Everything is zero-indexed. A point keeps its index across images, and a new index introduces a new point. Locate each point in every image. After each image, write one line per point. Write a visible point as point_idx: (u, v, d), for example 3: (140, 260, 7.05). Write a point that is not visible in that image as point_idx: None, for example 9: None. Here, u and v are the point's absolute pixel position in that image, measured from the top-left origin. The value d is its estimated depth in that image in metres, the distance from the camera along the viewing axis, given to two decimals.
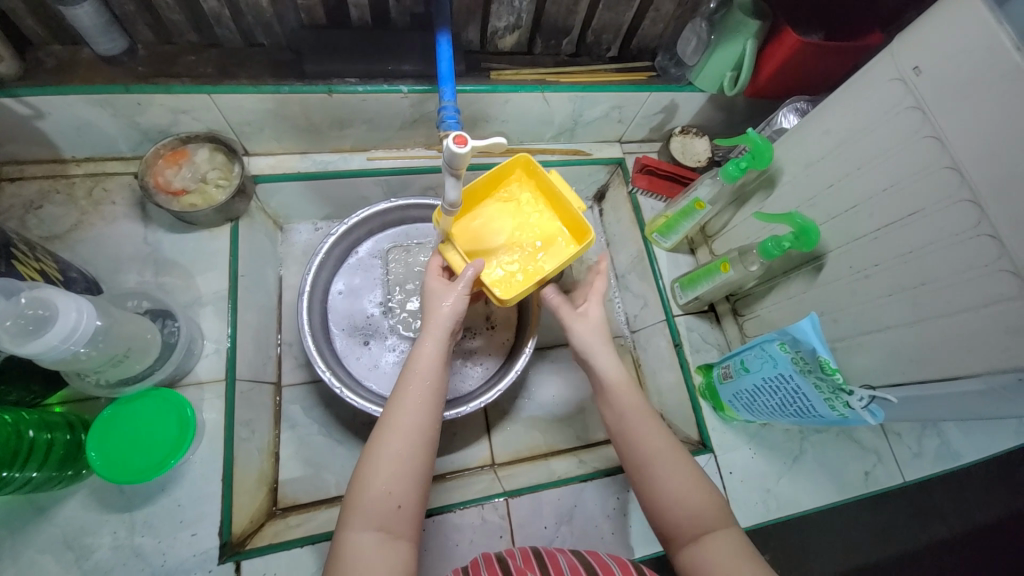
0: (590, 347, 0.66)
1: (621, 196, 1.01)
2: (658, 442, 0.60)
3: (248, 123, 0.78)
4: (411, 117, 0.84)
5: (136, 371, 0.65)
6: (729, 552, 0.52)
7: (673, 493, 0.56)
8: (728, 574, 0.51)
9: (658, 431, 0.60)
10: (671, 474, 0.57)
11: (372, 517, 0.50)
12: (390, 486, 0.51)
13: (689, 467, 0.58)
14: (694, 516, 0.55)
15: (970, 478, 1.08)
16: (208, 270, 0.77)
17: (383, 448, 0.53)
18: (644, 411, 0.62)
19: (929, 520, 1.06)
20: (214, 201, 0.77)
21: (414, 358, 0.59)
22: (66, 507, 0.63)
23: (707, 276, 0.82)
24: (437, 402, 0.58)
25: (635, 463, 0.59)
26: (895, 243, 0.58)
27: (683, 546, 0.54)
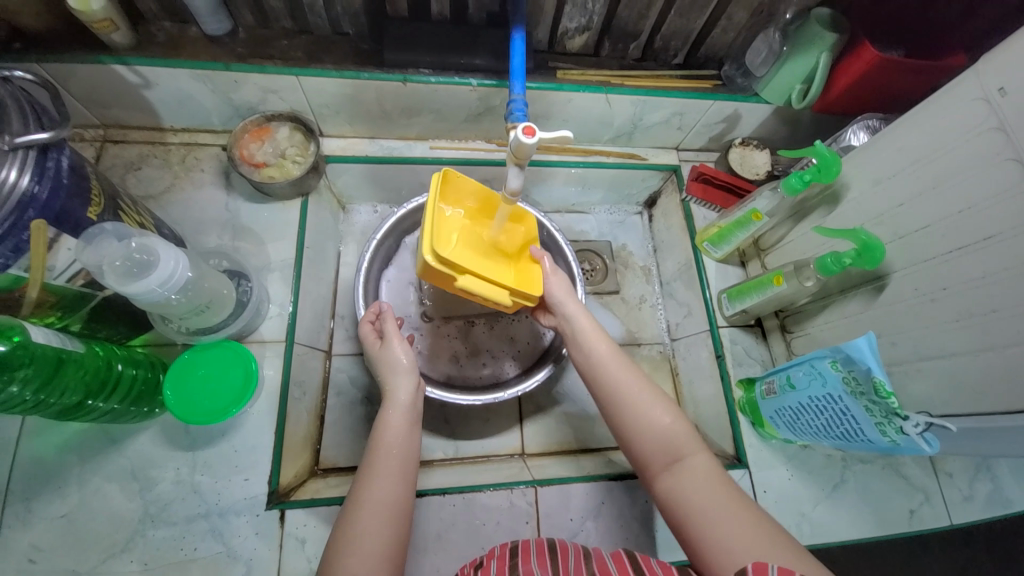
0: (559, 297, 0.70)
1: (674, 203, 1.01)
2: (628, 380, 0.62)
3: (326, 106, 0.84)
4: (477, 110, 0.87)
5: (211, 323, 0.72)
6: (700, 478, 0.55)
7: (647, 429, 0.59)
8: (700, 500, 0.53)
9: (626, 372, 0.63)
10: (642, 412, 0.60)
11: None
12: (369, 551, 0.51)
13: (658, 403, 0.61)
14: (665, 442, 0.58)
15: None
16: (278, 239, 0.83)
17: (359, 528, 0.53)
18: (609, 347, 0.65)
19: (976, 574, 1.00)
20: (288, 175, 0.83)
21: (379, 430, 0.61)
22: (138, 439, 0.70)
23: (757, 289, 0.81)
24: (407, 474, 0.59)
25: (607, 401, 0.62)
26: (968, 267, 0.56)
27: (659, 474, 0.57)
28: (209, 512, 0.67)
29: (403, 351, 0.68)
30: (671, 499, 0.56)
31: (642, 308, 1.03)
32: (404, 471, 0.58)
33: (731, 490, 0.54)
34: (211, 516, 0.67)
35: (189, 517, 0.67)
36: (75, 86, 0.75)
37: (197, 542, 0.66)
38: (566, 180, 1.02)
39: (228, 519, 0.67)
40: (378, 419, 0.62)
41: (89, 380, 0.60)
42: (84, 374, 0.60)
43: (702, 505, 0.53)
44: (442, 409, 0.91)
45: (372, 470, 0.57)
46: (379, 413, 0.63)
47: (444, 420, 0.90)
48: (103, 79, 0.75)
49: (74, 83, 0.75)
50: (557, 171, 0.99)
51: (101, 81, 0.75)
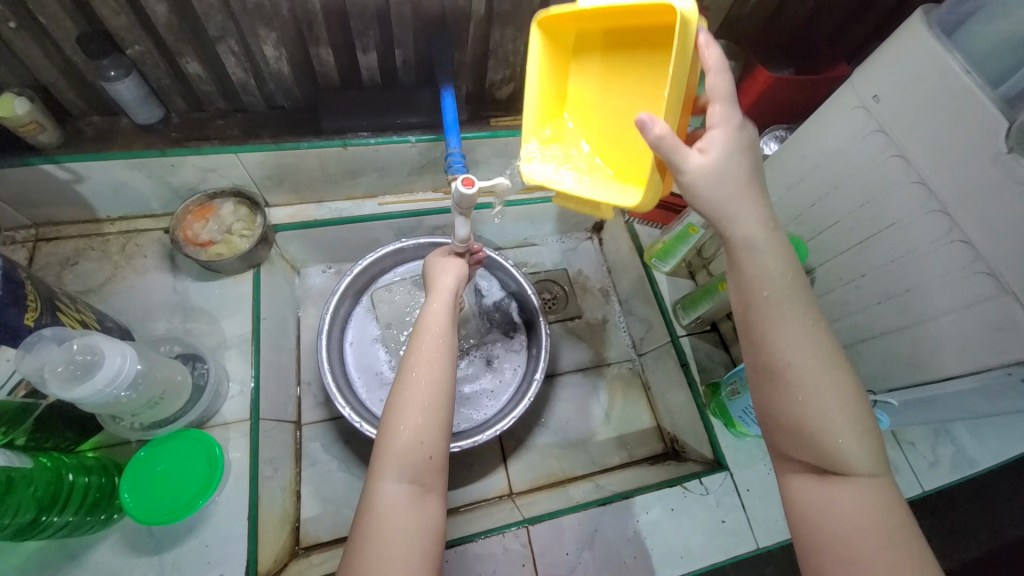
0: (707, 182, 0.49)
1: (619, 225, 1.07)
2: (818, 368, 0.47)
3: (269, 177, 0.85)
4: (419, 164, 0.91)
5: (167, 415, 0.68)
6: (866, 498, 0.45)
7: (826, 441, 0.46)
8: (860, 521, 0.44)
9: (818, 356, 0.47)
10: (827, 427, 0.46)
11: (407, 468, 0.51)
12: (411, 443, 0.52)
13: (854, 407, 0.47)
14: (835, 451, 0.46)
15: (993, 490, 1.07)
16: (232, 314, 0.82)
17: (411, 410, 0.53)
18: (790, 313, 0.48)
19: (956, 534, 1.05)
20: (238, 250, 0.82)
21: (418, 332, 0.59)
22: (97, 551, 0.64)
23: (706, 296, 0.86)
24: (445, 386, 0.56)
25: (777, 385, 0.48)
26: (879, 253, 0.62)
27: (808, 474, 0.47)
28: None
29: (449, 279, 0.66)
30: (811, 502, 0.47)
31: (606, 328, 1.06)
32: (446, 354, 0.57)
33: (897, 520, 0.44)
34: None
35: None
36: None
37: None
38: (514, 217, 1.06)
39: None
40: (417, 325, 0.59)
41: (40, 495, 0.56)
42: (34, 490, 0.56)
43: (858, 532, 0.44)
44: None
45: (417, 353, 0.56)
46: (423, 305, 0.62)
47: None
48: (29, 179, 0.73)
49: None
50: (506, 210, 1.03)
51: (29, 182, 0.73)
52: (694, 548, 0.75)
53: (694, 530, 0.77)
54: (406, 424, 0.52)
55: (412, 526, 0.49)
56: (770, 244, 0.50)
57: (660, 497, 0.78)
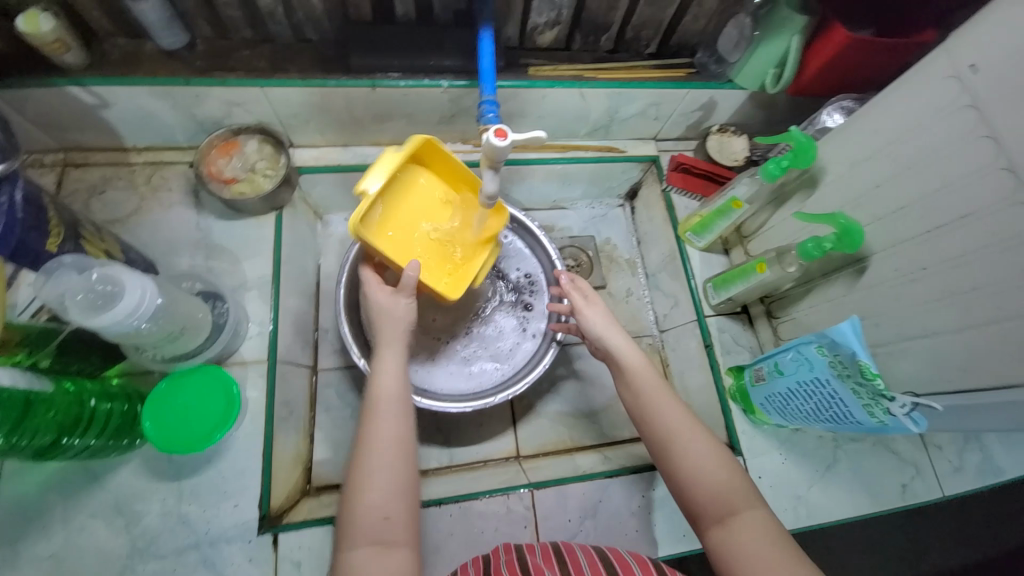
0: (597, 325, 0.67)
1: (655, 194, 1.01)
2: (678, 417, 0.58)
3: (294, 116, 0.82)
4: (450, 112, 0.86)
5: (188, 349, 0.69)
6: (758, 533, 0.50)
7: (709, 493, 0.53)
8: (757, 556, 0.48)
9: (675, 406, 0.59)
10: (705, 476, 0.54)
11: (360, 535, 0.50)
12: (378, 493, 0.52)
13: (710, 444, 0.56)
14: (720, 495, 0.53)
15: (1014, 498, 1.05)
16: (253, 256, 0.81)
17: (367, 479, 0.52)
18: (661, 385, 0.61)
19: (969, 538, 1.04)
20: (260, 189, 0.81)
21: (374, 378, 0.61)
22: (120, 473, 0.68)
23: (741, 277, 0.81)
24: (408, 441, 0.57)
25: (654, 442, 0.58)
26: (947, 246, 0.55)
27: (711, 527, 0.52)
28: (200, 542, 0.66)
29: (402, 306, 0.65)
30: (724, 557, 0.50)
31: (629, 301, 1.03)
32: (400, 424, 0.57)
33: (793, 548, 0.49)
34: (201, 546, 0.65)
35: (179, 548, 0.65)
36: (27, 110, 0.72)
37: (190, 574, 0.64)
38: (546, 177, 1.01)
39: (219, 547, 0.66)
40: (371, 373, 0.61)
41: (61, 419, 0.58)
42: (55, 414, 0.58)
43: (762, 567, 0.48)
44: (433, 417, 0.89)
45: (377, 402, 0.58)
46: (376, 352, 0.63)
47: (436, 428, 0.89)
48: (55, 101, 0.72)
49: (26, 107, 0.71)
50: (537, 169, 0.98)
51: (57, 104, 0.72)
52: None
53: None
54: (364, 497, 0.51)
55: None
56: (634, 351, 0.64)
57: None
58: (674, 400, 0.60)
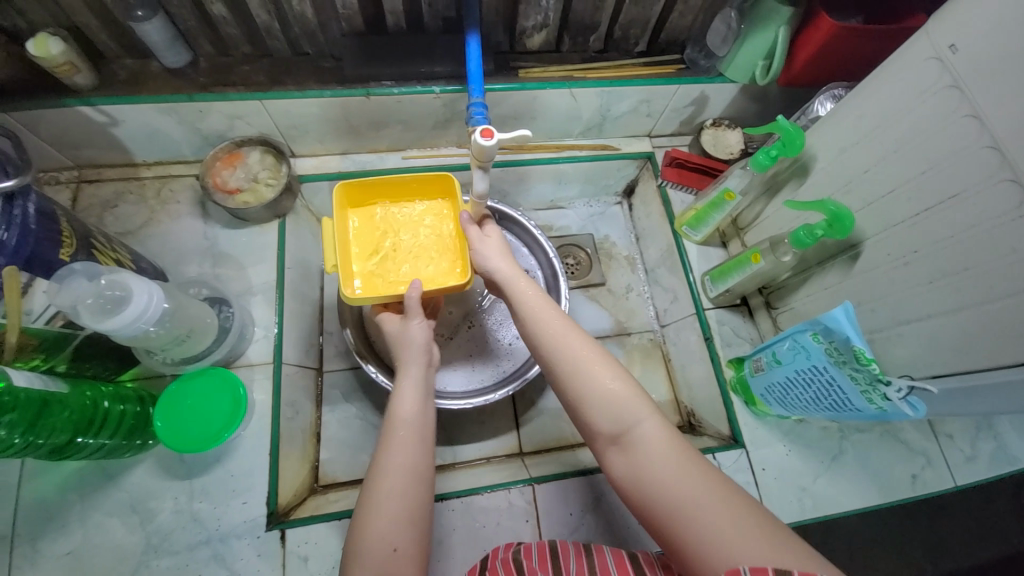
0: (487, 251, 0.68)
1: (651, 189, 1.01)
2: (562, 335, 0.57)
3: (294, 126, 0.84)
4: (444, 117, 0.88)
5: (195, 352, 0.71)
6: (652, 446, 0.49)
7: (601, 411, 0.52)
8: (662, 474, 0.47)
9: (580, 344, 0.56)
10: (600, 397, 0.52)
11: (371, 563, 0.51)
12: (386, 528, 0.52)
13: (601, 359, 0.55)
14: (613, 411, 0.51)
15: None
16: (257, 262, 0.84)
17: (380, 495, 0.54)
18: (545, 304, 0.60)
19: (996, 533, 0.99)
20: (263, 199, 0.83)
21: (393, 402, 0.61)
22: (135, 472, 0.70)
23: (737, 268, 0.81)
24: (423, 475, 0.56)
25: (547, 370, 0.57)
26: (936, 227, 0.55)
27: (608, 450, 0.51)
28: (211, 538, 0.68)
29: (418, 329, 0.65)
30: (628, 478, 0.49)
31: (629, 297, 1.03)
32: (424, 437, 0.59)
33: (694, 455, 0.48)
34: (212, 542, 0.67)
35: (191, 544, 0.67)
36: (43, 131, 0.76)
37: (201, 569, 0.66)
38: (541, 177, 1.02)
39: (229, 543, 0.68)
40: (392, 395, 0.62)
41: (75, 419, 0.61)
42: (70, 414, 0.61)
43: (671, 494, 0.46)
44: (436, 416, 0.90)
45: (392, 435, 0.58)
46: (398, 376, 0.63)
47: (439, 427, 0.90)
48: (69, 121, 0.76)
49: (42, 128, 0.76)
50: (532, 169, 0.99)
51: (70, 123, 0.76)
52: None
53: None
54: (376, 519, 0.53)
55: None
56: (523, 277, 0.64)
57: None
58: (561, 318, 0.59)
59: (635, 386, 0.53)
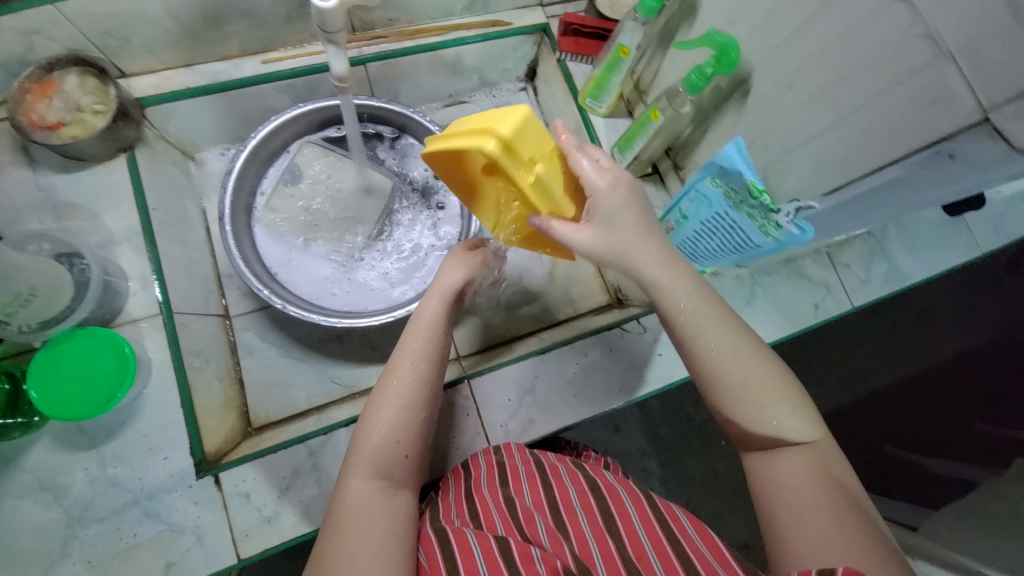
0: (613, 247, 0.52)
1: (551, 67, 0.93)
2: (730, 350, 0.52)
3: (109, 33, 0.69)
4: (297, 2, 0.75)
5: (53, 314, 0.64)
6: (803, 469, 0.49)
7: (763, 425, 0.51)
8: (799, 489, 0.48)
9: (735, 339, 0.52)
10: (762, 416, 0.51)
11: (381, 464, 0.52)
12: (392, 436, 0.53)
13: (770, 372, 0.52)
14: (770, 431, 0.51)
15: (931, 316, 1.18)
16: (113, 207, 0.73)
17: (390, 397, 0.55)
18: (716, 308, 0.53)
19: (895, 353, 1.16)
20: (92, 129, 0.70)
21: (415, 320, 0.60)
22: (33, 452, 0.64)
23: (639, 130, 0.78)
24: (431, 391, 0.57)
25: (700, 376, 0.53)
26: (815, 39, 0.53)
27: (754, 456, 0.52)
28: (138, 498, 0.64)
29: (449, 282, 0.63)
30: (766, 485, 0.51)
31: None
32: (439, 354, 0.59)
33: (835, 481, 0.49)
34: (140, 501, 0.64)
35: (117, 508, 0.64)
36: None
37: (136, 528, 0.63)
38: (429, 68, 0.90)
39: (160, 498, 0.65)
40: (415, 313, 0.61)
41: None
42: None
43: (802, 503, 0.48)
44: (365, 339, 0.87)
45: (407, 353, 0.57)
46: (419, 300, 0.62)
47: (371, 346, 0.86)
48: None
49: None
50: (418, 60, 0.87)
51: None
52: (633, 381, 0.80)
53: (631, 365, 0.80)
54: (384, 420, 0.54)
55: (384, 517, 0.50)
56: (672, 272, 0.53)
57: (597, 340, 0.81)
58: (732, 329, 0.53)
59: (807, 408, 0.52)
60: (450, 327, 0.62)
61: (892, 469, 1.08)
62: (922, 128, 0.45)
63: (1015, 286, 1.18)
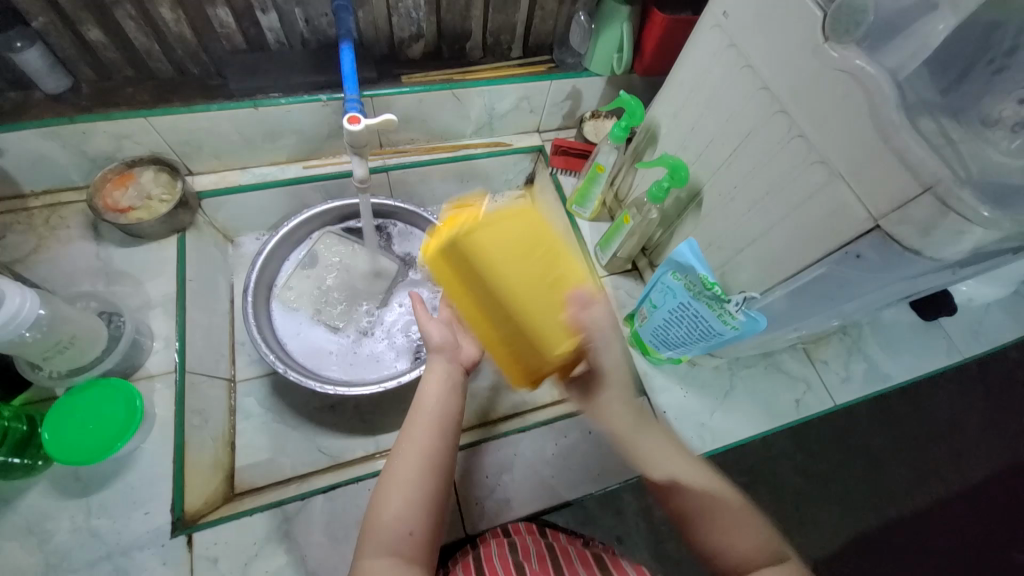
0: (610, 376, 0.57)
1: (545, 178, 1.09)
2: (687, 478, 0.57)
3: (186, 142, 0.87)
4: (337, 126, 0.93)
5: (82, 364, 0.72)
6: None
7: (722, 548, 0.53)
8: None
9: (690, 471, 0.58)
10: (725, 537, 0.53)
11: (384, 544, 0.52)
12: (399, 512, 0.53)
13: (730, 499, 0.56)
14: (743, 552, 0.52)
15: (952, 431, 1.11)
16: (156, 276, 0.84)
17: (393, 474, 0.55)
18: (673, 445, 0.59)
19: (921, 473, 1.07)
20: (156, 213, 0.85)
21: (422, 390, 0.61)
22: (27, 497, 0.67)
23: (616, 232, 0.89)
24: (440, 462, 0.56)
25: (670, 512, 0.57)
26: (744, 163, 0.64)
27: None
28: (111, 553, 0.65)
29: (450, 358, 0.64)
30: None
31: None
32: (445, 431, 0.58)
33: None
34: (113, 556, 0.65)
35: (90, 561, 0.65)
36: None
37: None
38: (443, 176, 1.08)
39: (132, 556, 0.65)
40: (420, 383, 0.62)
41: None
42: None
43: None
44: (357, 411, 0.91)
45: (414, 427, 0.58)
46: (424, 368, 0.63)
47: (361, 419, 0.90)
48: None
49: None
50: (432, 170, 1.05)
51: None
52: (612, 466, 0.80)
53: (609, 450, 0.81)
54: (390, 498, 0.53)
55: None
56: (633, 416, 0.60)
57: (578, 422, 0.83)
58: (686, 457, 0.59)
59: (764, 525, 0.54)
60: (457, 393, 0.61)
61: None
62: (834, 233, 0.54)
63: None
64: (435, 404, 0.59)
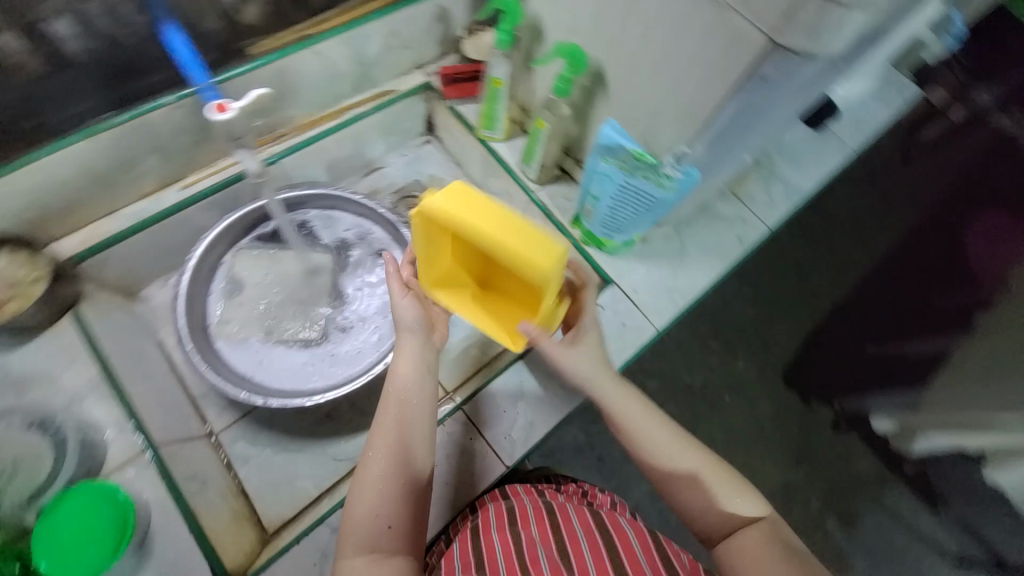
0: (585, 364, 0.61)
1: (446, 114, 1.03)
2: (654, 428, 0.59)
3: (26, 206, 0.72)
4: (199, 129, 0.80)
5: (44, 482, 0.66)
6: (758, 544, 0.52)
7: (694, 497, 0.56)
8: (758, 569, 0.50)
9: (662, 427, 0.59)
10: (694, 488, 0.56)
11: (362, 542, 0.53)
12: (373, 509, 0.54)
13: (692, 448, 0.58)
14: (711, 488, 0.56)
15: (861, 217, 1.27)
16: (71, 365, 0.73)
17: (369, 469, 0.56)
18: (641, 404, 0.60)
19: (846, 261, 1.23)
20: (34, 297, 0.71)
21: (391, 377, 0.61)
22: None
23: (535, 141, 0.87)
24: (409, 456, 0.57)
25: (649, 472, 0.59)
26: (636, 25, 0.64)
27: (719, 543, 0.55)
28: None
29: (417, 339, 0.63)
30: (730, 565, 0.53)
31: None
32: (415, 423, 0.59)
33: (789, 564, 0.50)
34: None
35: None
36: None
37: None
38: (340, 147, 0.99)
39: None
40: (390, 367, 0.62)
41: None
42: None
43: None
44: (355, 410, 0.88)
45: (384, 420, 0.59)
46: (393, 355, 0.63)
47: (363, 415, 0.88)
48: None
49: None
50: (325, 145, 0.96)
51: None
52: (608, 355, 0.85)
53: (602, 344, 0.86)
54: (367, 494, 0.55)
55: None
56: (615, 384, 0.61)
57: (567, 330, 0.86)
58: (656, 415, 0.60)
59: (727, 469, 0.58)
60: (427, 382, 0.62)
61: (880, 366, 1.15)
62: (738, 65, 0.56)
63: (913, 168, 1.31)
64: (408, 393, 0.60)
